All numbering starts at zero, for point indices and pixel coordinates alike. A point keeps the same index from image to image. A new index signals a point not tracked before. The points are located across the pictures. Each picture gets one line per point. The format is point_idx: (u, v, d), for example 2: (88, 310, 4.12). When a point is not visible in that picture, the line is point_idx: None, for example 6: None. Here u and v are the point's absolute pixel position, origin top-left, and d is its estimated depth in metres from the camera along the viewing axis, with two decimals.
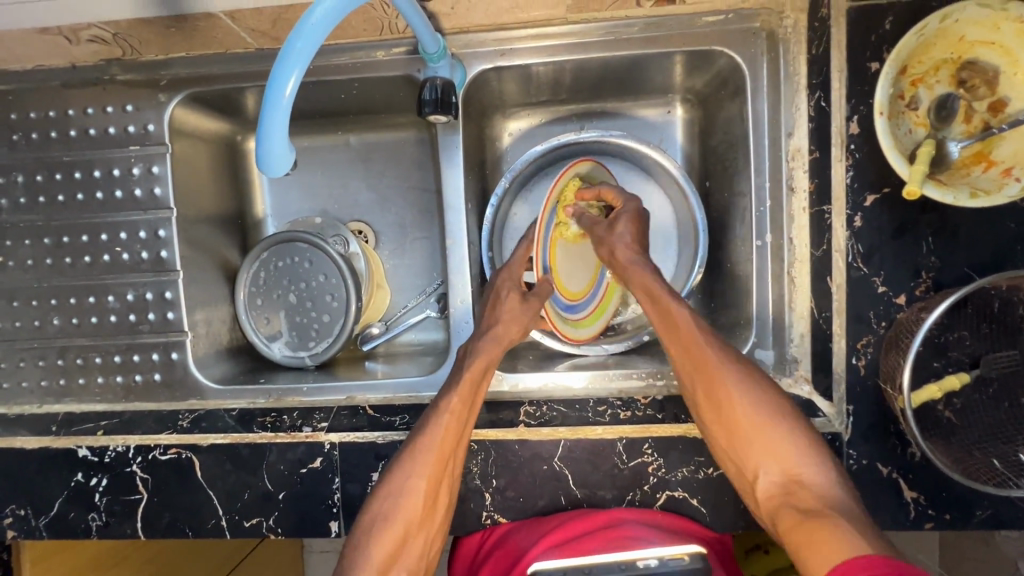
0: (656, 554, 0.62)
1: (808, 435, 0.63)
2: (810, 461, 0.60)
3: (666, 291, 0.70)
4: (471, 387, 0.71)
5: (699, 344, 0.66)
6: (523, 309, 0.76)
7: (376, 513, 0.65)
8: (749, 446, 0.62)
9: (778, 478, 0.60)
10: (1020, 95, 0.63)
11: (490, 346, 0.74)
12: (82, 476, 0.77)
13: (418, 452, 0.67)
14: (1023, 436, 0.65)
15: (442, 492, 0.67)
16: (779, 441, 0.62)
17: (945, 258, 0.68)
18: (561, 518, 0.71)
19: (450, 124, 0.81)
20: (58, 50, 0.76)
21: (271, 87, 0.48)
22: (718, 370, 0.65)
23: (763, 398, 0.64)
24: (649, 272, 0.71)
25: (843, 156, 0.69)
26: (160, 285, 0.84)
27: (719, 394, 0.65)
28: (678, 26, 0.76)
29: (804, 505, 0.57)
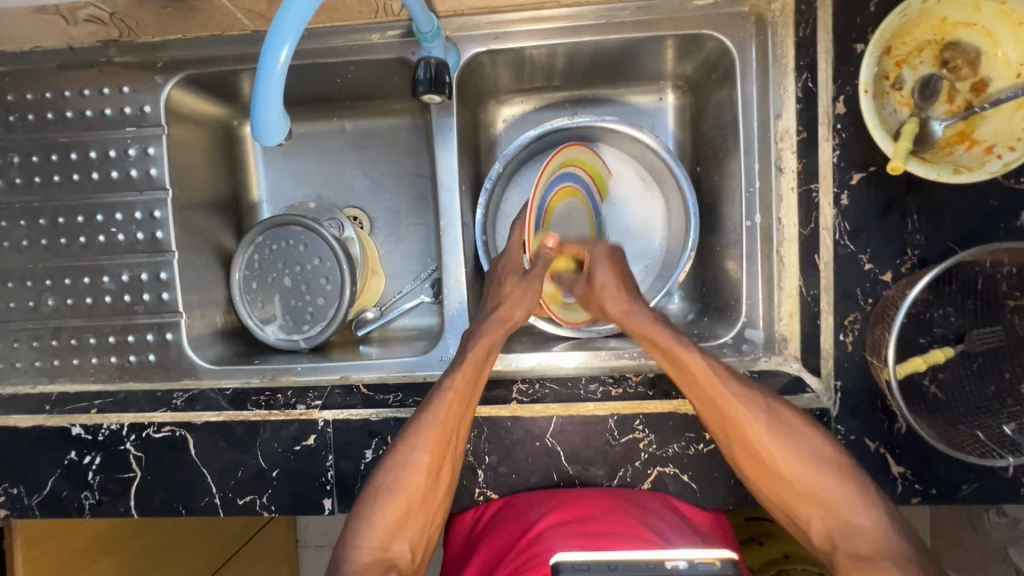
0: (685, 556, 0.49)
1: (841, 467, 0.65)
2: (856, 504, 0.62)
3: (676, 339, 0.71)
4: (474, 368, 0.71)
5: (727, 400, 0.67)
6: (527, 289, 0.76)
7: (378, 486, 0.67)
8: (795, 497, 0.64)
9: (830, 525, 0.63)
10: (1000, 75, 0.65)
11: (493, 328, 0.74)
12: (75, 455, 0.77)
13: (420, 429, 0.67)
14: (1006, 409, 0.67)
15: (446, 468, 0.68)
16: (822, 485, 0.64)
17: (930, 236, 0.69)
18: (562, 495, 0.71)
19: (444, 106, 0.82)
20: (55, 30, 0.76)
21: (266, 54, 0.49)
22: (747, 423, 0.66)
23: (796, 441, 0.65)
24: (648, 317, 0.74)
25: (831, 135, 0.71)
26: (155, 266, 0.84)
27: (751, 442, 0.66)
28: (670, 11, 0.77)
29: (859, 550, 0.60)
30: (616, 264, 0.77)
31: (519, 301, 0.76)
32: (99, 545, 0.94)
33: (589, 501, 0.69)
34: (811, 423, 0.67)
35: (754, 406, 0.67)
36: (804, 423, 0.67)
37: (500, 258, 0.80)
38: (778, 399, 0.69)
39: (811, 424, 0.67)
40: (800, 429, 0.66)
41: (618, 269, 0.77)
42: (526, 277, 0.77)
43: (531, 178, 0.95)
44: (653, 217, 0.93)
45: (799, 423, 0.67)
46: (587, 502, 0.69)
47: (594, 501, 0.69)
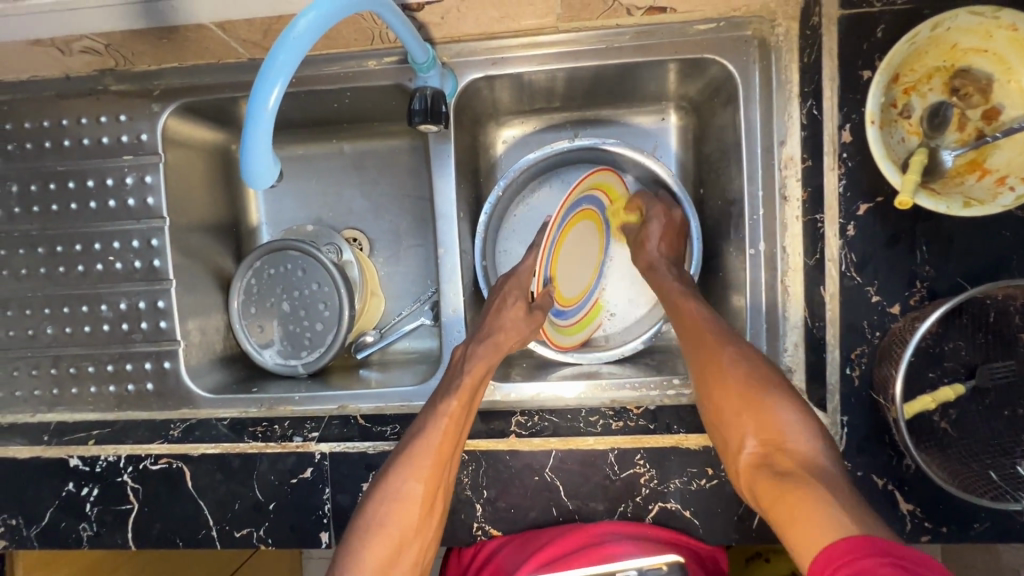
0: (637, 565, 0.67)
1: (793, 400, 0.62)
2: (801, 436, 0.60)
3: (683, 296, 0.75)
4: (468, 391, 0.70)
5: (704, 330, 0.70)
6: (528, 321, 0.76)
7: (370, 520, 0.65)
8: (738, 417, 0.63)
9: (761, 446, 0.61)
10: (1013, 103, 0.63)
11: (488, 352, 0.73)
12: (73, 486, 0.77)
13: (414, 457, 0.66)
14: (1020, 448, 0.65)
15: (439, 499, 0.67)
16: (764, 410, 0.62)
17: (940, 268, 0.67)
18: (552, 534, 0.72)
19: (442, 132, 0.81)
20: (51, 60, 0.76)
21: (255, 100, 0.48)
22: (717, 347, 0.67)
23: (755, 368, 0.65)
24: (670, 278, 0.79)
25: (836, 164, 0.69)
26: (153, 294, 0.84)
27: (713, 365, 0.67)
28: (671, 35, 0.75)
29: (787, 469, 0.58)
30: (671, 234, 0.82)
31: (519, 327, 0.76)
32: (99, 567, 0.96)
33: (557, 540, 0.70)
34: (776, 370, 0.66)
35: (728, 339, 0.68)
36: (764, 361, 0.66)
37: (507, 279, 0.79)
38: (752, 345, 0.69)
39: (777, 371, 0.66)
40: (766, 370, 0.65)
41: (670, 241, 0.82)
42: (529, 309, 0.77)
43: (532, 199, 0.94)
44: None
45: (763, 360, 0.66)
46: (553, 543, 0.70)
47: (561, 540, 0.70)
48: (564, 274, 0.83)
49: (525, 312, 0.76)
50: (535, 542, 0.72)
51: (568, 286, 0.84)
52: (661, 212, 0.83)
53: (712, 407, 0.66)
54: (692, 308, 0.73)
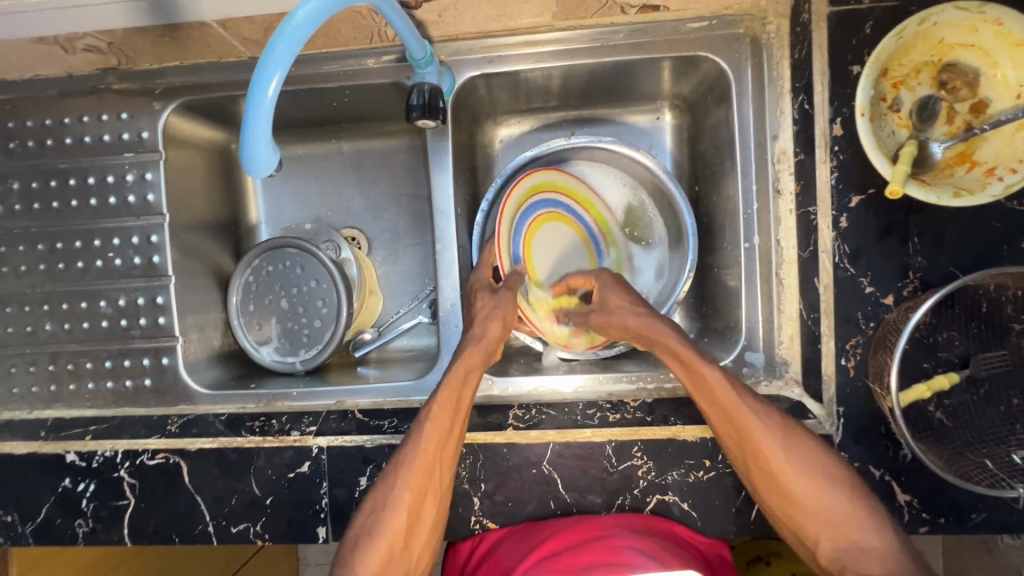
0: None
1: (857, 492, 0.62)
2: (869, 525, 0.60)
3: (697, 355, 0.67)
4: (454, 400, 0.69)
5: (747, 419, 0.64)
6: (499, 300, 0.76)
7: (360, 527, 0.65)
8: (808, 519, 0.62)
9: (840, 544, 0.60)
10: (1000, 96, 0.64)
11: (472, 350, 0.73)
12: (69, 482, 0.76)
13: (400, 466, 0.67)
14: (1016, 436, 0.65)
15: (428, 507, 0.67)
16: (833, 509, 0.61)
17: (932, 258, 0.68)
18: (554, 526, 0.71)
19: (439, 129, 0.82)
20: (54, 59, 0.77)
21: (255, 90, 0.49)
22: (762, 441, 0.63)
23: (814, 461, 0.63)
24: (672, 332, 0.70)
25: (827, 158, 0.70)
26: (152, 290, 0.84)
27: (768, 463, 0.63)
28: (665, 33, 0.77)
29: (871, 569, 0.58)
30: (626, 289, 0.78)
31: (498, 325, 0.74)
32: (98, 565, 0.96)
33: (562, 533, 0.69)
34: (825, 450, 0.64)
35: (776, 428, 0.64)
36: (821, 450, 0.64)
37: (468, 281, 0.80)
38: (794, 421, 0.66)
39: (828, 453, 0.64)
40: (821, 459, 0.63)
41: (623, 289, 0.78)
42: (495, 292, 0.77)
43: None
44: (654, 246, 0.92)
45: (814, 445, 0.64)
46: (556, 536, 0.69)
47: (565, 533, 0.69)
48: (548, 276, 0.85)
49: (494, 294, 0.76)
50: (538, 534, 0.71)
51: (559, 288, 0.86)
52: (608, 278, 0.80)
53: (774, 503, 0.64)
54: (717, 377, 0.65)
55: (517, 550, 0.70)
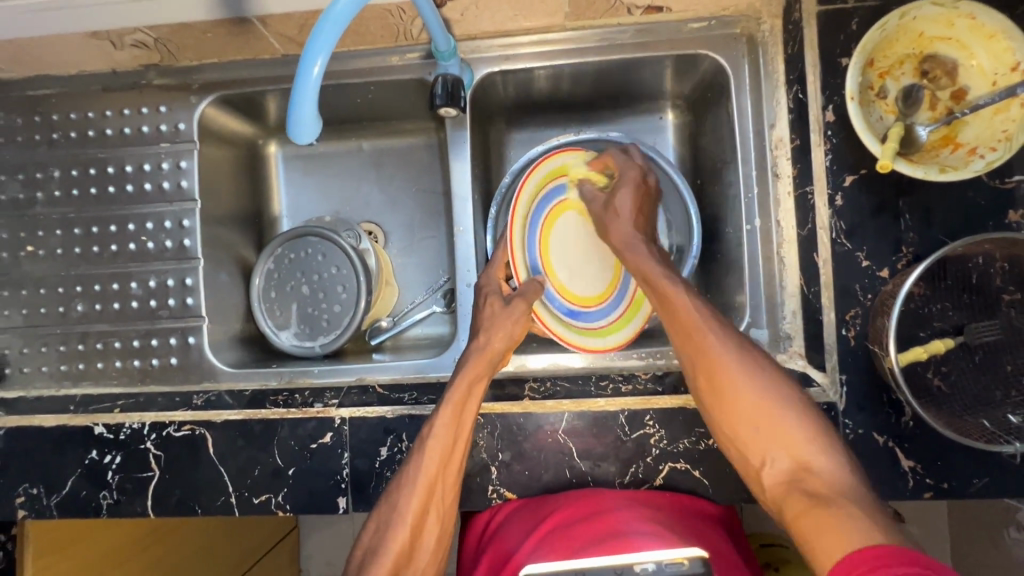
0: (654, 560, 0.58)
1: (804, 410, 0.63)
2: (818, 448, 0.61)
3: (663, 275, 0.73)
4: (458, 411, 0.71)
5: (702, 331, 0.68)
6: (508, 312, 0.78)
7: (366, 548, 0.66)
8: (755, 437, 0.63)
9: (788, 466, 0.60)
10: (978, 84, 0.70)
11: (474, 361, 0.74)
12: (96, 454, 0.78)
13: (406, 484, 0.68)
14: (1008, 399, 0.69)
15: (431, 527, 0.67)
16: (783, 424, 0.62)
17: (923, 233, 0.72)
18: (554, 502, 0.73)
19: (458, 120, 0.88)
20: (102, 54, 0.83)
21: (304, 64, 0.54)
22: (708, 348, 0.67)
23: (765, 378, 0.65)
24: (647, 256, 0.76)
25: (822, 141, 0.76)
26: (181, 272, 0.89)
27: (717, 371, 0.66)
28: (668, 33, 0.83)
29: (812, 486, 0.57)
30: (640, 197, 0.80)
31: (503, 335, 0.76)
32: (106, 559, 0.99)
33: (568, 505, 0.71)
34: (780, 372, 0.66)
35: (726, 340, 0.67)
36: (777, 371, 0.66)
37: (480, 283, 0.83)
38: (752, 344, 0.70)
39: (787, 379, 0.66)
40: (774, 375, 0.66)
41: (639, 203, 0.80)
42: (507, 302, 0.79)
43: None
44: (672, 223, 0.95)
45: (768, 364, 0.67)
46: (563, 509, 0.71)
47: (572, 506, 0.71)
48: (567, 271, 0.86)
49: (506, 305, 0.79)
50: (545, 508, 0.73)
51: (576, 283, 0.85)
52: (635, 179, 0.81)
53: (723, 420, 0.66)
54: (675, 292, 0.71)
55: (527, 524, 0.73)
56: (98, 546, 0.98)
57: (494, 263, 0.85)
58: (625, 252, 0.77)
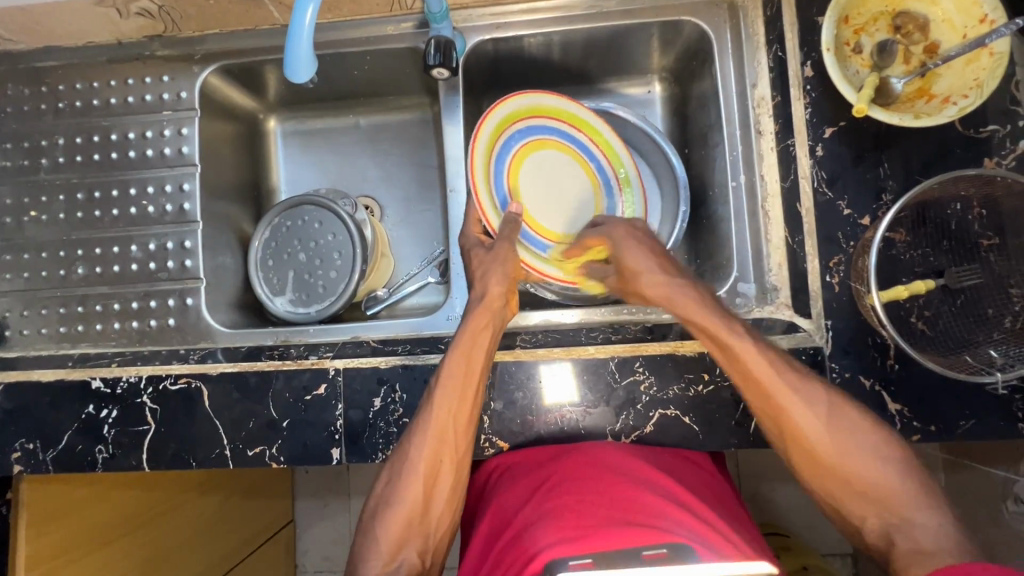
0: (722, 572, 0.52)
1: (895, 462, 0.63)
2: (917, 502, 0.61)
3: (726, 327, 0.67)
4: (464, 360, 0.70)
5: (784, 394, 0.65)
6: (495, 254, 0.75)
7: (380, 497, 0.69)
8: (851, 498, 0.64)
9: (883, 523, 0.62)
10: (949, 37, 0.73)
11: (479, 312, 0.73)
12: (93, 409, 0.79)
13: (416, 434, 0.69)
14: (987, 338, 0.70)
15: (444, 475, 0.69)
16: (873, 481, 0.63)
17: (901, 182, 0.75)
18: (557, 461, 0.73)
19: (451, 86, 0.90)
20: (107, 23, 0.86)
21: (299, 7, 0.57)
22: (798, 417, 0.65)
23: (847, 433, 0.64)
24: (699, 303, 0.70)
25: (801, 96, 0.78)
26: (180, 235, 0.91)
27: (805, 439, 0.65)
28: (652, 1, 0.87)
29: (918, 543, 0.59)
30: (651, 247, 0.75)
31: (498, 281, 0.74)
32: (100, 535, 0.97)
33: (566, 466, 0.72)
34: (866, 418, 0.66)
35: (809, 398, 0.65)
36: (857, 418, 0.65)
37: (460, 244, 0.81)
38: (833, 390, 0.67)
39: (882, 438, 0.65)
40: (858, 427, 0.65)
41: (651, 248, 0.76)
42: (491, 248, 0.76)
43: None
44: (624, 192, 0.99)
45: (852, 415, 0.65)
46: (563, 468, 0.71)
47: (572, 465, 0.71)
48: (542, 205, 0.84)
49: (489, 251, 0.76)
50: (543, 467, 0.73)
51: (553, 224, 0.85)
52: (627, 233, 0.77)
53: (815, 480, 0.66)
54: (762, 364, 0.65)
55: (526, 482, 0.72)
56: (95, 519, 0.96)
57: (466, 219, 0.81)
58: (675, 302, 0.71)
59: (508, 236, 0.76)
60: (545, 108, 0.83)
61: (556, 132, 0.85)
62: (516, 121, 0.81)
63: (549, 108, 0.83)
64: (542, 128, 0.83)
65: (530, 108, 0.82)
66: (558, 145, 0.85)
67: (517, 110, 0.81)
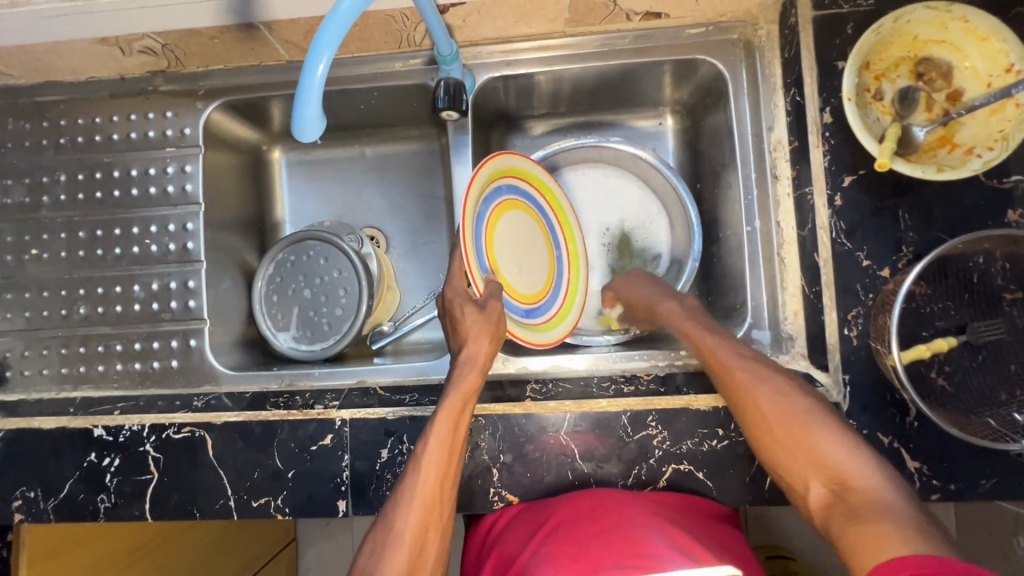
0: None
1: (843, 432, 0.61)
2: (857, 463, 0.58)
3: (687, 316, 0.78)
4: (451, 425, 0.68)
5: (725, 364, 0.70)
6: (485, 314, 0.70)
7: (359, 574, 0.62)
8: (793, 460, 0.62)
9: (828, 486, 0.58)
10: (973, 85, 0.71)
11: (467, 372, 0.71)
12: (95, 457, 0.78)
13: (402, 501, 0.65)
14: (1010, 398, 0.69)
15: (432, 545, 0.64)
16: (820, 443, 0.60)
17: (922, 233, 0.73)
18: (550, 507, 0.72)
19: (460, 124, 0.88)
20: (109, 60, 0.84)
21: (309, 63, 0.55)
22: (744, 381, 0.67)
23: (792, 403, 0.64)
24: (676, 305, 0.79)
25: (820, 143, 0.75)
26: (184, 275, 0.89)
27: (753, 407, 0.66)
28: (666, 38, 0.84)
29: (858, 503, 0.55)
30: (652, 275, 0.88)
31: (484, 342, 0.70)
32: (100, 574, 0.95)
33: (564, 509, 0.71)
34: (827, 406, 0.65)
35: (755, 370, 0.68)
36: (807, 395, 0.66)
37: (444, 295, 0.75)
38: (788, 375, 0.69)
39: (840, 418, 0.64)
40: (806, 399, 0.65)
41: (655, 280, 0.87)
42: (482, 305, 0.70)
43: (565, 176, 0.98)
44: (629, 218, 0.98)
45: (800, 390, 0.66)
46: (561, 511, 0.71)
47: (569, 508, 0.71)
48: (514, 271, 0.77)
49: (480, 307, 0.71)
50: (542, 514, 0.72)
51: (522, 286, 0.78)
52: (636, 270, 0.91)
53: (762, 447, 0.65)
54: (710, 342, 0.73)
55: (525, 532, 0.72)
56: (95, 559, 0.94)
57: (454, 272, 0.76)
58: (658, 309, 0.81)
59: (497, 294, 0.71)
60: (518, 169, 0.79)
61: (527, 195, 0.80)
62: (496, 180, 0.74)
63: (524, 170, 0.80)
64: (516, 188, 0.78)
65: (509, 169, 0.77)
66: (528, 208, 0.80)
67: (495, 170, 0.74)
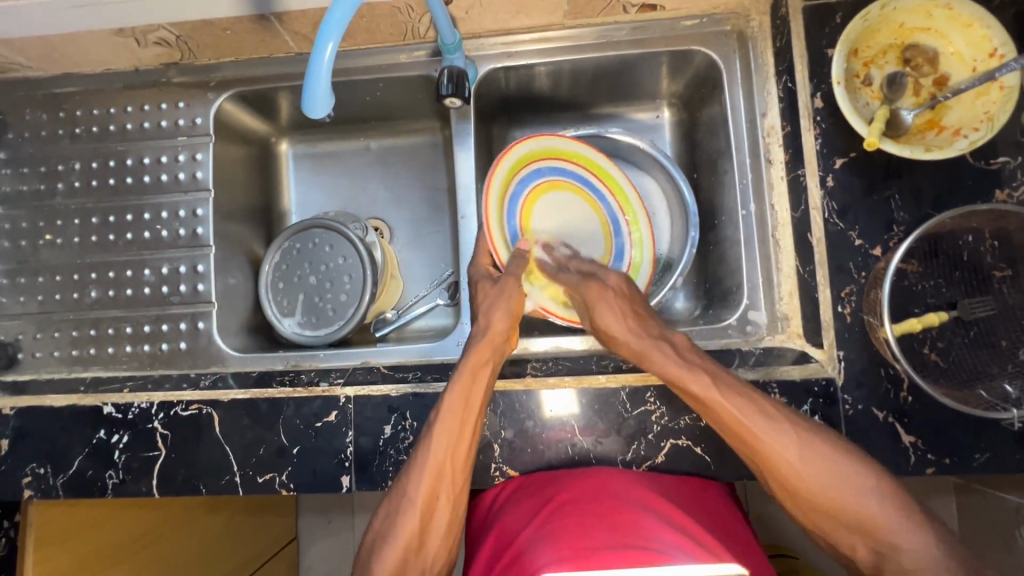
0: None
1: (884, 493, 0.61)
2: (903, 529, 0.60)
3: (694, 373, 0.67)
4: (464, 396, 0.70)
5: (754, 434, 0.64)
6: (502, 288, 0.76)
7: (375, 534, 0.68)
8: (835, 526, 0.63)
9: (870, 548, 0.61)
10: (958, 70, 0.74)
11: (481, 343, 0.73)
12: (104, 433, 0.80)
13: (414, 469, 0.68)
14: (1002, 372, 0.70)
15: (442, 510, 0.68)
16: (865, 510, 0.61)
17: (912, 213, 0.75)
18: (557, 483, 0.74)
19: (463, 113, 0.91)
20: (125, 51, 0.88)
21: (318, 43, 0.57)
22: (770, 452, 0.64)
23: (829, 471, 0.63)
24: (658, 342, 0.71)
25: (811, 126, 0.78)
26: (193, 259, 0.92)
27: (783, 474, 0.64)
28: (662, 30, 0.87)
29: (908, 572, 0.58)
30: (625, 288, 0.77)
31: (501, 315, 0.74)
32: (105, 557, 0.96)
33: (568, 486, 0.73)
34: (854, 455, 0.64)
35: (779, 431, 0.64)
36: (838, 452, 0.64)
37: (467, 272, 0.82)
38: (808, 423, 0.66)
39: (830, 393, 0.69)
40: (840, 458, 0.63)
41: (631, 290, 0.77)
42: (497, 281, 0.77)
43: None
44: None
45: (828, 449, 0.64)
46: (566, 489, 0.72)
47: (574, 487, 0.73)
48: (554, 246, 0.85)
49: (495, 283, 0.77)
50: (546, 489, 0.74)
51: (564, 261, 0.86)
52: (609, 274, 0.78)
53: (798, 508, 0.65)
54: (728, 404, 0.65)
55: (528, 505, 0.74)
56: (100, 543, 0.95)
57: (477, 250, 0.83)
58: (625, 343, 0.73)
59: (515, 272, 0.78)
60: (563, 152, 0.85)
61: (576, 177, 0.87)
62: (531, 163, 0.84)
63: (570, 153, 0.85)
64: (560, 170, 0.86)
65: (550, 151, 0.85)
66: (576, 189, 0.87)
67: (529, 153, 0.83)
